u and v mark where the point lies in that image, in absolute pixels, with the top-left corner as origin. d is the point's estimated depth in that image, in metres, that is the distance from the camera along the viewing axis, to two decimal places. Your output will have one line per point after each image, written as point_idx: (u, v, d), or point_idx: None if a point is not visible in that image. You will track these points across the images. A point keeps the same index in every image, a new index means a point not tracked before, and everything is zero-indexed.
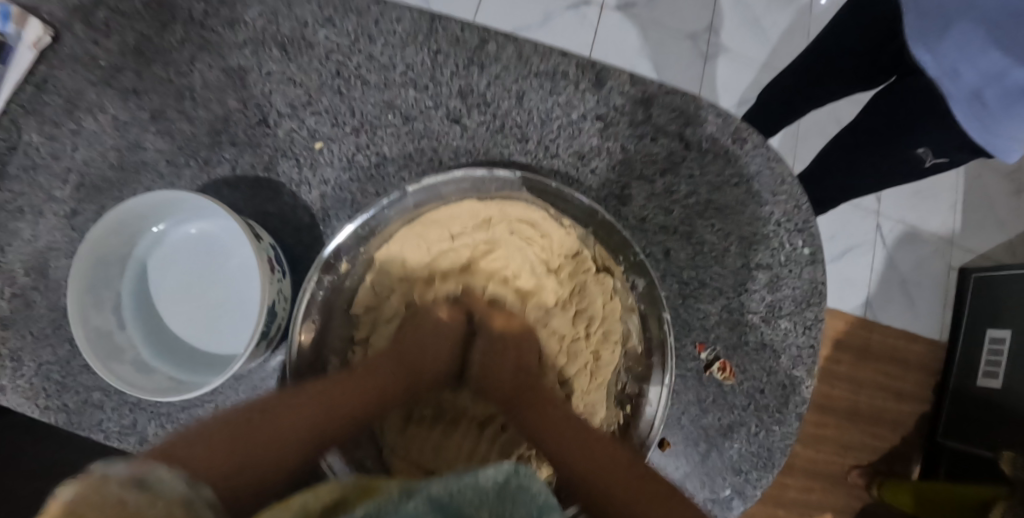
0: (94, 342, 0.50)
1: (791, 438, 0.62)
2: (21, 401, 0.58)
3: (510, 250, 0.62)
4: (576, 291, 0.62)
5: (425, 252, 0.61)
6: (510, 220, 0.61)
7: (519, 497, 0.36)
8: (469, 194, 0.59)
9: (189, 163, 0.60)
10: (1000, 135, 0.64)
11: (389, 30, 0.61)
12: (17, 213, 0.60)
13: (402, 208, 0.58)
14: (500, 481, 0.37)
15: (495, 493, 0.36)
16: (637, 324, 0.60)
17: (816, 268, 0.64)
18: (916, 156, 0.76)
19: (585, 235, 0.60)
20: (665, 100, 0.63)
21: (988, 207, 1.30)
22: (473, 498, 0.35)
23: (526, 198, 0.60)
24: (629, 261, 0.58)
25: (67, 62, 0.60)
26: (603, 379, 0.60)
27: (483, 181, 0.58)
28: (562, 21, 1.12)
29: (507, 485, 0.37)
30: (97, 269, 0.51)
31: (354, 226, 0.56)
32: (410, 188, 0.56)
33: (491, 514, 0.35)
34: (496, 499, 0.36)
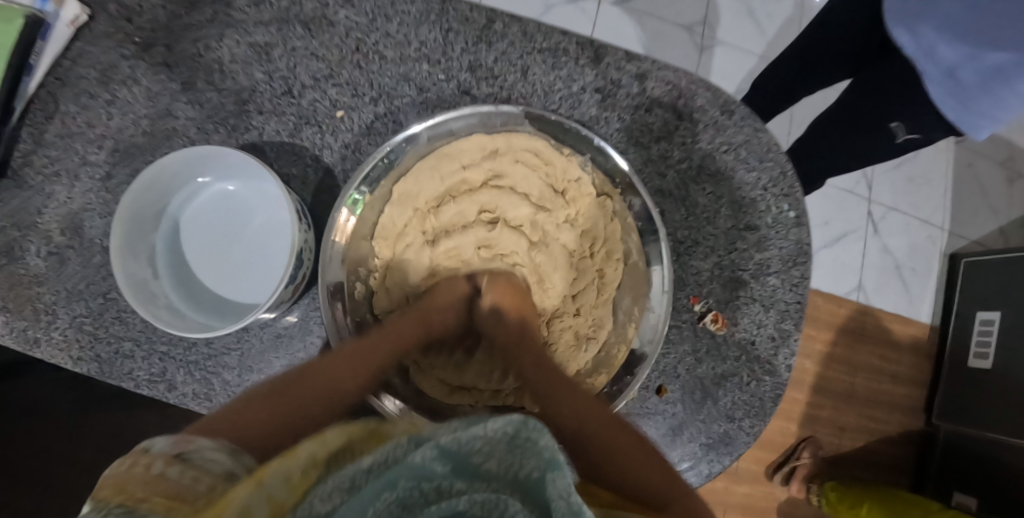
0: (132, 287, 0.54)
1: (781, 387, 0.66)
2: (55, 352, 0.62)
3: (517, 178, 0.64)
4: (580, 212, 0.64)
5: (439, 183, 0.62)
6: (515, 151, 0.63)
7: (530, 447, 0.37)
8: (477, 129, 0.62)
9: (217, 130, 0.64)
10: (975, 113, 0.64)
11: (404, 9, 0.66)
12: (54, 177, 0.64)
13: (416, 144, 0.61)
14: (511, 431, 0.38)
15: (505, 442, 0.38)
16: (636, 242, 0.63)
17: (801, 230, 0.68)
18: (887, 131, 0.79)
19: (584, 162, 0.63)
20: (660, 75, 0.68)
21: (974, 197, 1.35)
22: (483, 448, 0.37)
23: (529, 129, 0.62)
24: (625, 183, 0.62)
25: (103, 38, 0.64)
26: (609, 295, 0.64)
27: (488, 114, 0.60)
28: (563, 12, 1.17)
29: (518, 436, 0.38)
30: (135, 221, 0.55)
31: (380, 155, 0.59)
32: (424, 123, 0.59)
33: (500, 461, 0.37)
34: (506, 450, 0.38)
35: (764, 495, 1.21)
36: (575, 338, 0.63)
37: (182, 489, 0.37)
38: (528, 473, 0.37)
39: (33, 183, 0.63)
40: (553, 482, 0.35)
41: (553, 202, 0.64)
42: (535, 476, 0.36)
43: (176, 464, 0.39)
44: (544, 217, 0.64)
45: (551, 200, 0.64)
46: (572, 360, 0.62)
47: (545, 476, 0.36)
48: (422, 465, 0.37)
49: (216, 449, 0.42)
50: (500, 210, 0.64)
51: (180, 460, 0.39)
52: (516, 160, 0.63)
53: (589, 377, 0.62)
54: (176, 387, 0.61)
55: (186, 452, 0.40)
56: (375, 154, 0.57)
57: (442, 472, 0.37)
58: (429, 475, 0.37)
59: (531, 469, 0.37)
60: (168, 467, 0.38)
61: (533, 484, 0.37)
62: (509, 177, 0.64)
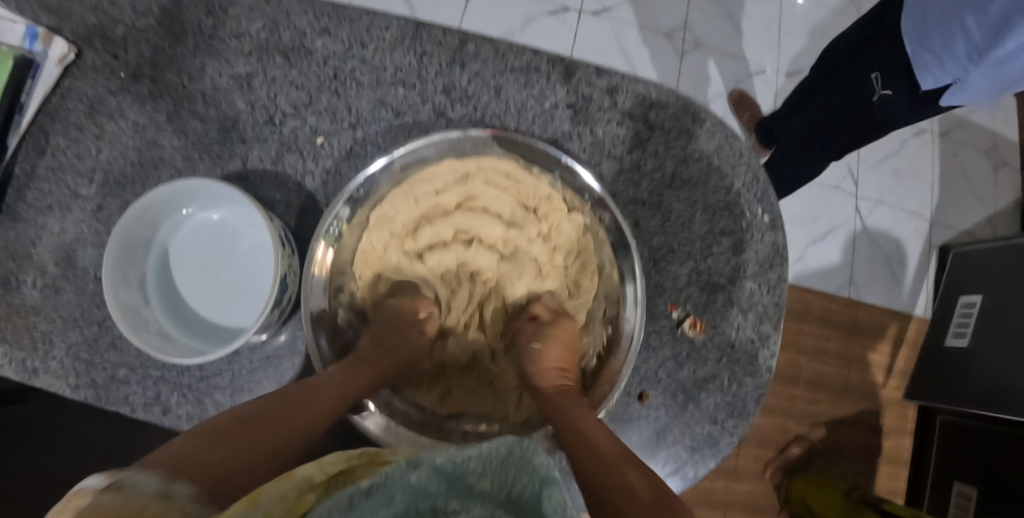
0: (124, 315, 0.56)
1: (762, 388, 0.67)
2: (52, 380, 0.63)
3: (490, 199, 0.68)
4: (553, 228, 0.67)
5: (414, 208, 0.66)
6: (486, 172, 0.66)
7: (524, 466, 0.40)
8: (448, 154, 0.65)
9: (201, 159, 0.66)
10: (922, 51, 0.78)
11: (378, 35, 0.68)
12: (47, 210, 0.66)
13: (390, 171, 0.63)
14: (504, 452, 0.40)
15: (496, 461, 0.40)
16: (609, 254, 0.65)
17: (778, 232, 0.69)
18: (869, 83, 0.87)
19: (553, 181, 0.66)
20: (631, 88, 0.69)
21: (965, 186, 1.36)
22: (476, 467, 0.40)
23: (497, 151, 0.65)
24: (594, 198, 0.65)
25: (90, 73, 0.67)
26: (584, 302, 0.67)
27: (458, 141, 0.64)
28: (544, 24, 1.19)
29: (511, 456, 0.40)
30: (125, 251, 0.57)
31: (354, 186, 0.61)
32: (397, 151, 0.62)
33: (493, 482, 0.39)
34: (499, 469, 0.40)
35: (765, 492, 1.19)
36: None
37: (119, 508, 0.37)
38: (522, 489, 0.39)
39: (27, 216, 0.66)
40: (547, 494, 0.37)
41: (529, 218, 0.68)
42: (529, 493, 0.38)
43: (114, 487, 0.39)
44: (516, 233, 0.68)
45: (522, 218, 0.68)
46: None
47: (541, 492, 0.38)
48: (419, 483, 0.39)
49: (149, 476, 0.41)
50: (476, 233, 0.68)
51: (114, 488, 0.39)
52: (487, 182, 0.66)
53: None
54: (171, 410, 0.63)
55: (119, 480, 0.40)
56: (352, 183, 0.60)
57: (438, 491, 0.39)
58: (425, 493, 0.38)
59: (526, 487, 0.39)
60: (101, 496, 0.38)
61: (527, 503, 0.38)
62: (483, 198, 0.67)
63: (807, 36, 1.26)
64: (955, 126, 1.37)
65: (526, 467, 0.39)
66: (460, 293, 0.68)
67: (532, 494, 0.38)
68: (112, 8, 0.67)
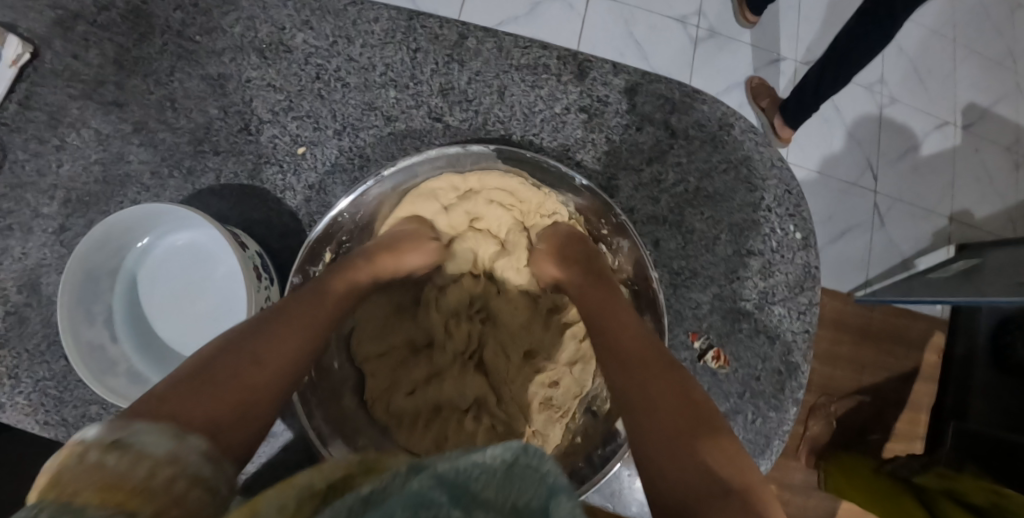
0: (86, 356, 0.51)
1: (789, 424, 0.62)
2: (20, 417, 0.58)
3: (492, 221, 0.64)
4: None
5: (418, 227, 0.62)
6: (489, 190, 0.62)
7: (529, 475, 0.31)
8: (446, 170, 0.60)
9: (173, 174, 0.60)
10: None
11: (367, 30, 0.61)
12: (6, 231, 0.60)
13: (382, 193, 0.59)
14: (511, 460, 0.32)
15: (503, 470, 0.31)
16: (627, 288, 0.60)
17: (809, 252, 0.63)
18: None
19: (567, 201, 0.62)
20: (651, 88, 0.63)
21: (987, 178, 1.24)
22: (480, 475, 0.31)
23: (500, 167, 0.60)
24: (613, 223, 0.59)
25: (49, 77, 0.61)
26: None
27: (458, 157, 0.58)
28: (549, 9, 1.11)
29: (514, 465, 0.31)
30: (87, 285, 0.52)
31: (331, 218, 0.55)
32: (387, 170, 0.56)
33: (501, 493, 0.31)
34: (502, 480, 0.31)
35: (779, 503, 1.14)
36: (543, 399, 0.60)
37: (119, 475, 0.31)
38: (524, 504, 0.31)
39: None
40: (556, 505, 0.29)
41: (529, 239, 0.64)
42: (535, 504, 0.30)
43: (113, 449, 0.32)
44: (504, 261, 0.64)
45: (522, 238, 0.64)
46: (559, 414, 0.60)
47: (546, 506, 0.30)
48: (419, 491, 0.29)
49: (155, 430, 0.35)
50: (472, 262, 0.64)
51: (117, 446, 0.33)
52: (490, 202, 0.62)
53: (580, 434, 0.59)
54: None
55: (123, 438, 0.33)
56: (332, 213, 0.55)
57: (442, 501, 0.29)
58: (428, 504, 0.29)
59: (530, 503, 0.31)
60: (105, 454, 0.32)
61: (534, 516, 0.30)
62: (485, 218, 0.63)
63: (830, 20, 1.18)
64: (978, 119, 1.25)
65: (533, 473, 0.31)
66: (459, 333, 0.62)
67: (539, 508, 0.30)
68: (70, 3, 0.61)
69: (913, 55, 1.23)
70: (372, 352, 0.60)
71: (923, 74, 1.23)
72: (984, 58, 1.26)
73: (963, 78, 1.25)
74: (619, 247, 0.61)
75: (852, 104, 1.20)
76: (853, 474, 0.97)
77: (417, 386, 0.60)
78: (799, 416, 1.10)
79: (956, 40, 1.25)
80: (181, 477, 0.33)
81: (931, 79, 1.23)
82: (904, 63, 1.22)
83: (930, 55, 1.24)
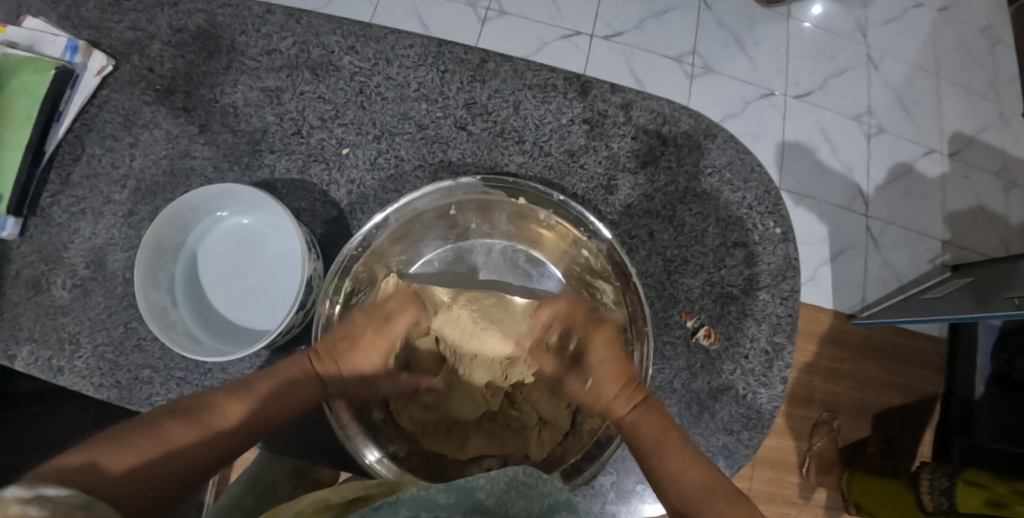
0: (153, 315, 0.58)
1: (778, 400, 0.67)
2: (76, 379, 0.65)
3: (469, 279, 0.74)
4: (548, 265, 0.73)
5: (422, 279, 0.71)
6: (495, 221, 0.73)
7: (525, 492, 0.41)
8: (440, 202, 0.67)
9: (232, 168, 0.69)
10: None
11: (403, 54, 0.71)
12: (79, 214, 0.68)
13: (386, 227, 0.65)
14: (509, 478, 0.41)
15: (503, 484, 0.41)
16: (612, 292, 0.69)
17: (789, 245, 0.71)
18: None
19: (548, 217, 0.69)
20: (645, 104, 0.72)
21: (978, 204, 1.32)
22: (485, 484, 0.40)
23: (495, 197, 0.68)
24: (590, 232, 0.67)
25: (126, 86, 0.70)
26: None
27: (450, 190, 0.66)
28: (556, 47, 1.23)
29: (514, 482, 0.41)
30: (157, 252, 0.59)
31: (353, 246, 0.63)
32: (391, 209, 0.64)
33: (496, 500, 0.40)
34: (504, 491, 0.41)
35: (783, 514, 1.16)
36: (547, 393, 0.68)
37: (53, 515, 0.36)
38: (515, 512, 0.41)
39: (60, 220, 0.68)
40: None
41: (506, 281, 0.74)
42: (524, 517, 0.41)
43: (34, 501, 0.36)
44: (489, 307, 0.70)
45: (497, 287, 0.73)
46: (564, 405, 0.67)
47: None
48: (428, 496, 0.38)
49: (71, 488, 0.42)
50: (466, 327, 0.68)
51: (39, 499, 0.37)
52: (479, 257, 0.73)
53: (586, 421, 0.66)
54: None
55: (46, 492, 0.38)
56: (348, 246, 0.62)
57: (446, 503, 0.39)
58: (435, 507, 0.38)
59: (530, 512, 0.41)
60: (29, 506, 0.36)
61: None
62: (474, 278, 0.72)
63: (814, 59, 1.32)
64: (966, 146, 1.34)
65: (531, 494, 0.41)
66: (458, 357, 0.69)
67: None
68: (149, 25, 0.71)
69: (900, 88, 1.34)
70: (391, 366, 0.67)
71: (910, 106, 1.34)
72: (966, 93, 1.37)
73: (952, 108, 1.35)
74: (598, 251, 0.67)
75: (839, 134, 1.29)
76: (876, 491, 1.06)
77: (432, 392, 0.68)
78: (798, 428, 1.13)
79: (940, 75, 1.36)
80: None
81: (920, 112, 1.34)
82: (890, 97, 1.33)
83: (915, 89, 1.35)
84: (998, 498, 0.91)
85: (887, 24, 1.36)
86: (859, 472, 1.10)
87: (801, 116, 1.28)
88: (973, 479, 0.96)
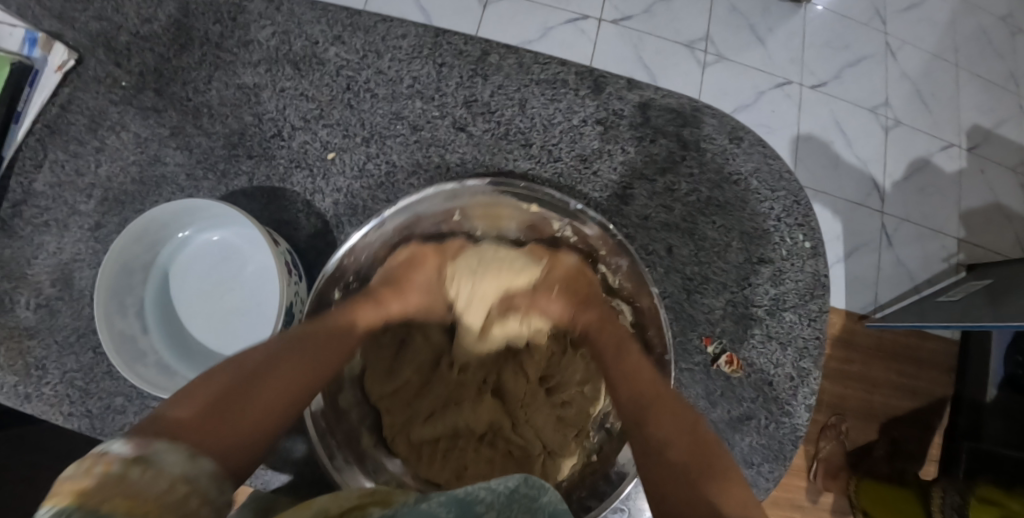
0: (118, 346, 0.52)
1: (802, 430, 0.62)
2: (45, 408, 0.60)
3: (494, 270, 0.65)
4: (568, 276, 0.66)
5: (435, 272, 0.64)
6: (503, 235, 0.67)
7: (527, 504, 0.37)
8: (443, 205, 0.60)
9: (208, 176, 0.63)
10: None
11: (395, 46, 0.65)
12: (43, 227, 0.62)
13: (382, 233, 0.59)
14: (510, 487, 0.37)
15: (503, 495, 0.36)
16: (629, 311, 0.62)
17: (818, 260, 0.65)
18: None
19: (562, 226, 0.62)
20: (663, 103, 0.66)
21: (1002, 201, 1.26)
22: (484, 496, 0.36)
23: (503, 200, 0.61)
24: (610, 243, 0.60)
25: (91, 83, 0.64)
26: None
27: (454, 194, 0.59)
28: (561, 34, 1.16)
29: (515, 493, 0.37)
30: (122, 275, 0.54)
31: (342, 254, 0.56)
32: (387, 212, 0.57)
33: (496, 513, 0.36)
34: (504, 503, 0.36)
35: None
36: (556, 419, 0.62)
37: (143, 486, 0.34)
38: None
39: (22, 233, 0.62)
40: None
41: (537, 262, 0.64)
42: None
43: (133, 462, 0.35)
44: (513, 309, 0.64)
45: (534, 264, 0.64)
46: (576, 434, 0.62)
47: None
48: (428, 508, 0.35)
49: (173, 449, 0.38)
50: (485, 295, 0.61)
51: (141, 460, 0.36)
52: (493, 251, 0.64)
53: (596, 452, 0.61)
54: None
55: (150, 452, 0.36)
56: (338, 254, 0.55)
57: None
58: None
59: None
60: (128, 467, 0.35)
61: None
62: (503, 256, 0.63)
63: (833, 46, 1.24)
64: (981, 142, 1.28)
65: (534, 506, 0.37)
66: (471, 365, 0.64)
67: None
68: (115, 15, 0.64)
69: (917, 80, 1.27)
70: (386, 389, 0.61)
71: (929, 99, 1.27)
72: (991, 83, 1.30)
73: (966, 101, 1.28)
74: (617, 268, 0.61)
75: (858, 125, 1.23)
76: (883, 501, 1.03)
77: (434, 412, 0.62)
78: (811, 437, 1.09)
79: (958, 66, 1.29)
80: (195, 495, 0.36)
81: (936, 104, 1.27)
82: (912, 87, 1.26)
83: (938, 79, 1.28)
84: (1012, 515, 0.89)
85: (909, 9, 1.29)
86: (868, 479, 1.07)
87: (817, 106, 1.21)
88: (986, 495, 0.93)
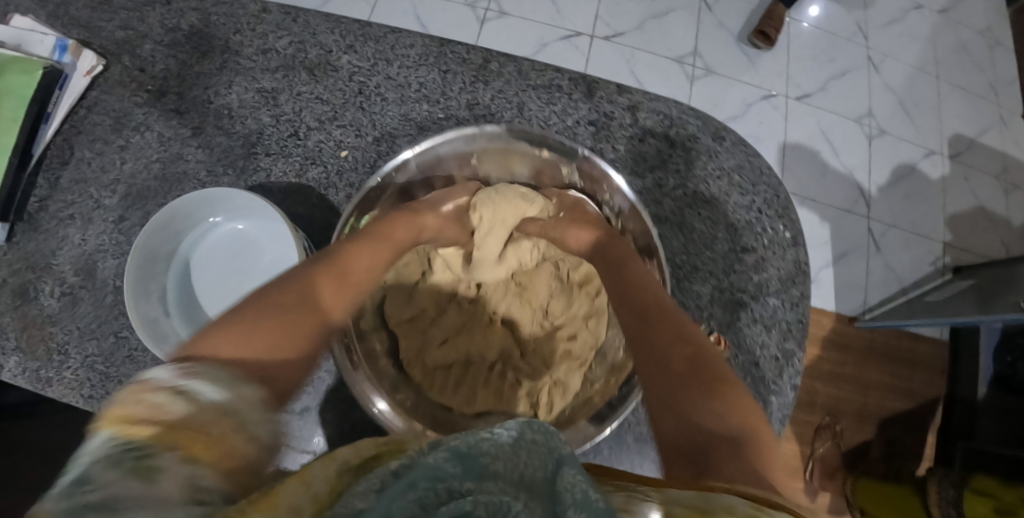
0: (145, 326, 0.55)
1: (788, 408, 0.66)
2: (66, 392, 0.62)
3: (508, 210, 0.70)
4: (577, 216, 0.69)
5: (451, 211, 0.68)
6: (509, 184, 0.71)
7: (535, 448, 0.31)
8: (461, 149, 0.65)
9: (226, 172, 0.66)
10: None
11: (403, 54, 0.70)
12: (68, 220, 0.66)
13: (406, 171, 0.64)
14: (513, 435, 0.31)
15: (509, 444, 0.30)
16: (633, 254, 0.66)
17: (799, 249, 0.69)
18: None
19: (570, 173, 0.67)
20: (652, 106, 0.71)
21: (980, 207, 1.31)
22: (489, 449, 0.29)
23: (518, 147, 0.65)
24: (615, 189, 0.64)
25: (117, 87, 0.68)
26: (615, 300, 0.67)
27: (473, 139, 0.64)
28: (556, 49, 1.22)
29: (522, 439, 0.31)
30: (147, 261, 0.57)
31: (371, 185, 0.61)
32: (411, 151, 0.62)
33: (505, 464, 0.29)
34: (511, 452, 0.30)
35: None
36: (562, 351, 0.65)
37: (185, 419, 0.32)
38: (532, 475, 0.29)
39: (48, 226, 0.66)
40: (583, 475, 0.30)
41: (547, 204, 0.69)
42: (540, 477, 0.29)
43: (174, 393, 0.33)
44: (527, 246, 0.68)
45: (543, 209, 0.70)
46: (578, 364, 0.64)
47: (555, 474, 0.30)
48: (432, 465, 0.28)
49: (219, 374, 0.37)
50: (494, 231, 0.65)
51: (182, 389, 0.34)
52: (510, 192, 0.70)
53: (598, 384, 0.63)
54: None
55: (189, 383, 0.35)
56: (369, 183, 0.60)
57: (453, 474, 0.28)
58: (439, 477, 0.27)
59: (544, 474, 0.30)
60: (168, 398, 0.33)
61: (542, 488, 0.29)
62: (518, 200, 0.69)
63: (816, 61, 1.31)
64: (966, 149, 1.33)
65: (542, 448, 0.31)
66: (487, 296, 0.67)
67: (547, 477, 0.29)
68: (141, 25, 0.69)
69: (901, 92, 1.33)
70: (404, 316, 0.64)
71: (911, 110, 1.33)
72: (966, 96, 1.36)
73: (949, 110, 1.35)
74: (619, 210, 0.66)
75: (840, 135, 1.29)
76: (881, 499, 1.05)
77: (449, 337, 0.65)
78: (803, 435, 1.12)
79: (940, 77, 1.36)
80: (233, 432, 0.33)
81: (920, 113, 1.33)
82: (891, 99, 1.32)
83: (916, 92, 1.34)
84: (1008, 506, 0.88)
85: (887, 26, 1.36)
86: (867, 479, 1.09)
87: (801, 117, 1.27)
88: (980, 487, 0.93)
